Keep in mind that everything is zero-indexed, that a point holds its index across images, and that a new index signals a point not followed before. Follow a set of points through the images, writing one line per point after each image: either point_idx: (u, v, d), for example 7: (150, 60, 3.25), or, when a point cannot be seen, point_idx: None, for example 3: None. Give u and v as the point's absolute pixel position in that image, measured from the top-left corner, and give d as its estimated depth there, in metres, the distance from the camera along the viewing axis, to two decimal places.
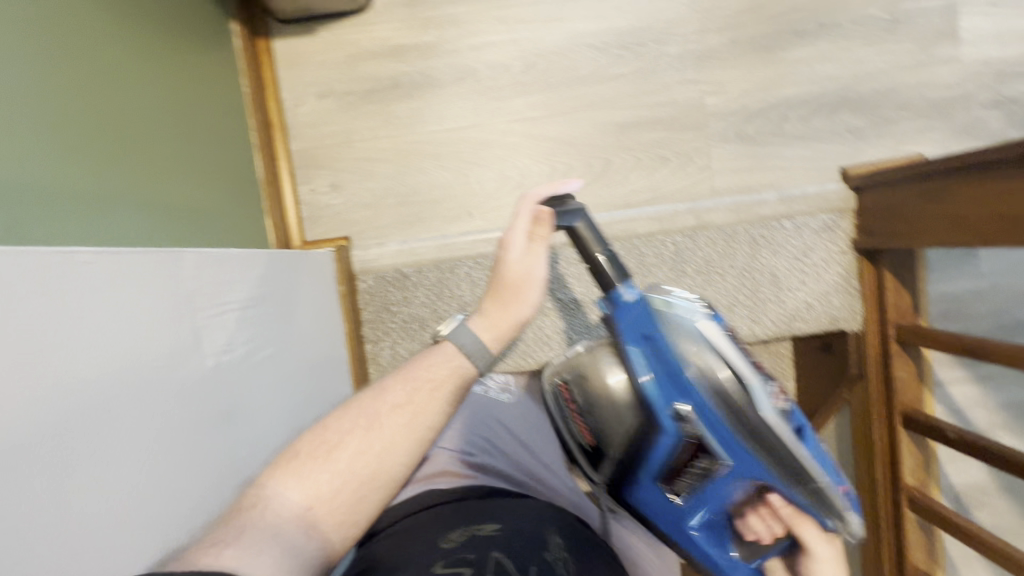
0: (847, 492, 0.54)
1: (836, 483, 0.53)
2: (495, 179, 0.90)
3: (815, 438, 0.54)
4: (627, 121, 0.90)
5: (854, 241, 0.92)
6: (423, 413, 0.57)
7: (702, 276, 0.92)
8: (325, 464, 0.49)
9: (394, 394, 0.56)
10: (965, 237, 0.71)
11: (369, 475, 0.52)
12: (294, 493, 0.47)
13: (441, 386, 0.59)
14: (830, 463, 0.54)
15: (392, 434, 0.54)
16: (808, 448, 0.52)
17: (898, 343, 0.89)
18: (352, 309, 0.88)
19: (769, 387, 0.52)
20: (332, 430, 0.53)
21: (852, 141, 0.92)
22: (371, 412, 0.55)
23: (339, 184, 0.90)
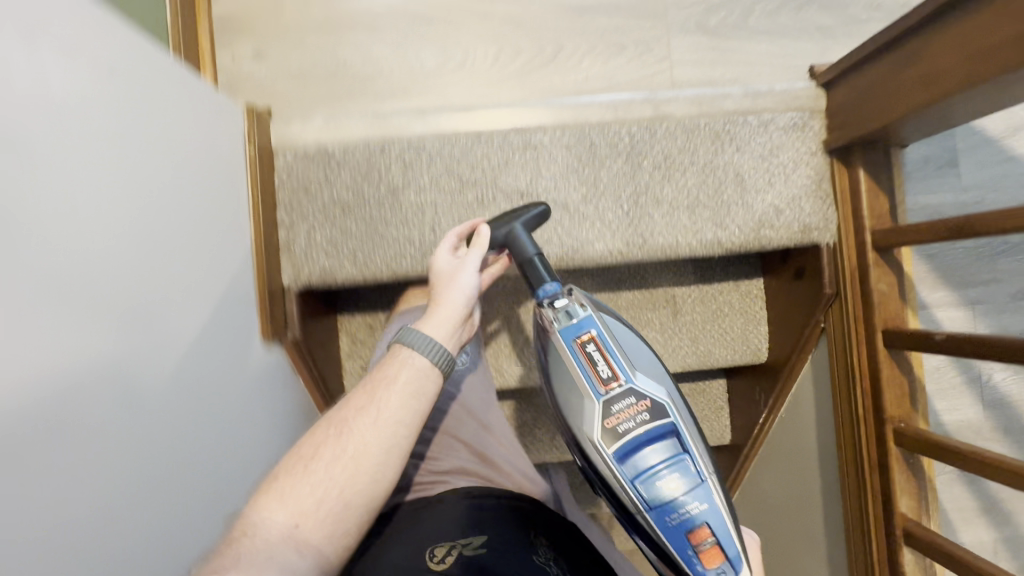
0: (672, 528, 0.60)
1: (657, 518, 0.61)
2: (436, 58, 0.83)
3: (653, 468, 0.62)
4: (581, 5, 0.84)
5: (824, 143, 0.85)
6: (389, 413, 0.56)
7: (660, 173, 0.83)
8: (302, 482, 0.50)
9: (361, 401, 0.56)
10: (932, 95, 0.65)
11: (350, 484, 0.52)
12: (280, 515, 0.49)
13: (407, 392, 0.58)
14: (664, 496, 0.61)
15: (367, 441, 0.54)
16: (632, 480, 0.61)
17: (876, 250, 0.81)
18: (264, 182, 0.77)
19: (609, 408, 0.63)
20: (306, 445, 0.54)
21: (820, 39, 0.86)
22: (338, 422, 0.55)
23: (264, 53, 0.82)
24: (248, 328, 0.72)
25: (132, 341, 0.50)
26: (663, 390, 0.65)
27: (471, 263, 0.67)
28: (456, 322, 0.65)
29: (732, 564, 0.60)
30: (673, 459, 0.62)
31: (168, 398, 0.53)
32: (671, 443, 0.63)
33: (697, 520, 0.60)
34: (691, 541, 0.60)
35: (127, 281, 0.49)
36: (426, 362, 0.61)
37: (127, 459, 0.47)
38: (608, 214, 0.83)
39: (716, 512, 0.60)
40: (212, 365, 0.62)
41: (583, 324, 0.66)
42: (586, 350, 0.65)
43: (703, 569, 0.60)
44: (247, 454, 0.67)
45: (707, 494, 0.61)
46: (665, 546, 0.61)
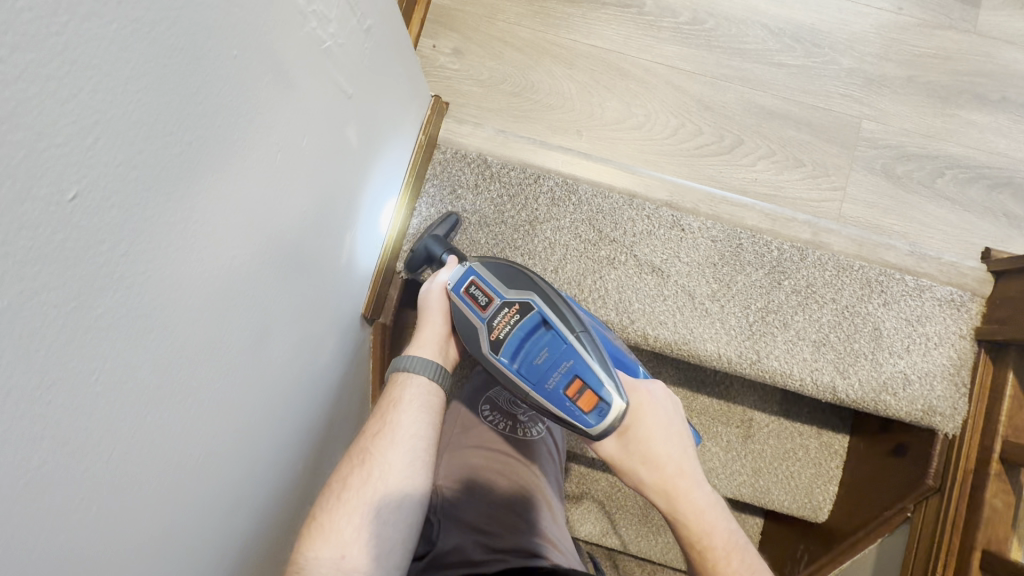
0: (553, 393, 0.61)
1: (540, 391, 0.62)
2: (618, 111, 0.84)
3: (529, 352, 0.62)
4: (773, 110, 0.84)
5: (978, 330, 0.79)
6: (402, 430, 0.60)
7: (798, 298, 0.79)
8: (338, 510, 0.54)
9: (378, 422, 0.61)
10: None
11: (381, 498, 0.56)
12: (326, 551, 0.52)
13: (415, 404, 0.62)
14: (539, 370, 0.61)
15: (386, 459, 0.58)
16: (520, 374, 0.62)
17: (1001, 461, 0.74)
18: (421, 170, 0.78)
19: (489, 323, 0.64)
20: (336, 480, 0.57)
21: (1004, 225, 0.82)
22: (359, 448, 0.59)
23: (462, 52, 0.85)
24: (356, 299, 0.72)
25: (278, 286, 0.49)
26: (529, 286, 0.64)
27: (443, 291, 0.68)
28: (442, 336, 0.68)
29: (610, 402, 0.60)
30: (545, 341, 0.62)
31: (278, 350, 0.52)
32: (543, 330, 0.62)
33: (569, 374, 0.60)
34: (570, 397, 0.60)
35: (300, 229, 0.50)
36: (426, 379, 0.65)
37: (245, 406, 0.47)
38: (731, 319, 0.79)
39: (585, 363, 0.61)
40: (317, 327, 0.61)
41: (463, 274, 0.67)
42: (468, 291, 0.66)
43: (585, 419, 0.60)
44: (315, 422, 0.65)
45: (573, 351, 0.61)
46: (559, 417, 0.62)
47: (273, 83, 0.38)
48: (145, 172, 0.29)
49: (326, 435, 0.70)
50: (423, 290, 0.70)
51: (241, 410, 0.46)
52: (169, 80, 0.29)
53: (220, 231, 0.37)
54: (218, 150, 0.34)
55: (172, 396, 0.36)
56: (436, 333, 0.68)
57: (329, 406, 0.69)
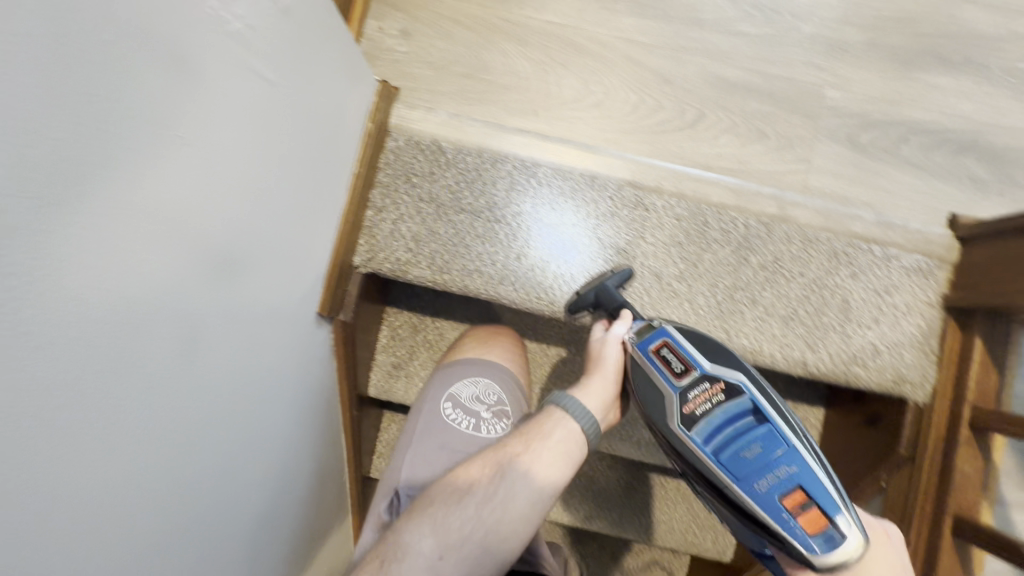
0: (764, 497, 0.57)
1: (746, 489, 0.58)
2: (576, 89, 0.81)
3: (732, 439, 0.60)
4: (734, 81, 0.82)
5: (945, 296, 0.78)
6: (541, 466, 0.58)
7: (765, 274, 0.78)
8: (454, 514, 0.55)
9: (519, 442, 0.60)
10: None
11: (495, 525, 0.55)
12: (428, 540, 0.54)
13: (565, 450, 0.59)
14: (748, 467, 0.58)
15: (513, 484, 0.57)
16: (720, 462, 0.59)
17: (969, 427, 0.74)
18: (372, 159, 0.75)
19: (682, 395, 0.62)
20: (462, 478, 0.58)
21: (970, 189, 0.81)
22: (493, 465, 0.58)
23: (410, 34, 0.81)
24: (308, 298, 0.69)
25: (208, 290, 0.46)
26: (739, 371, 0.63)
27: (618, 343, 0.67)
28: (612, 393, 0.66)
29: (842, 533, 0.54)
30: (759, 435, 0.59)
31: (218, 359, 0.49)
32: (754, 421, 0.60)
33: (789, 482, 0.57)
34: (787, 508, 0.56)
35: (230, 230, 0.48)
36: (579, 424, 0.62)
37: (182, 420, 0.45)
38: (699, 298, 0.77)
39: (809, 472, 0.57)
40: (264, 329, 0.58)
41: (655, 333, 0.66)
42: (659, 354, 0.65)
43: (805, 536, 0.54)
44: (271, 426, 0.63)
45: (800, 458, 0.58)
46: (761, 521, 0.57)
47: (167, 70, 0.35)
48: (8, 181, 0.26)
49: (287, 439, 0.68)
50: (596, 337, 0.70)
51: (174, 425, 0.44)
52: (18, 72, 0.25)
53: (122, 237, 0.34)
54: (102, 146, 0.31)
55: (84, 421, 0.33)
56: (600, 381, 0.66)
57: (288, 409, 0.67)
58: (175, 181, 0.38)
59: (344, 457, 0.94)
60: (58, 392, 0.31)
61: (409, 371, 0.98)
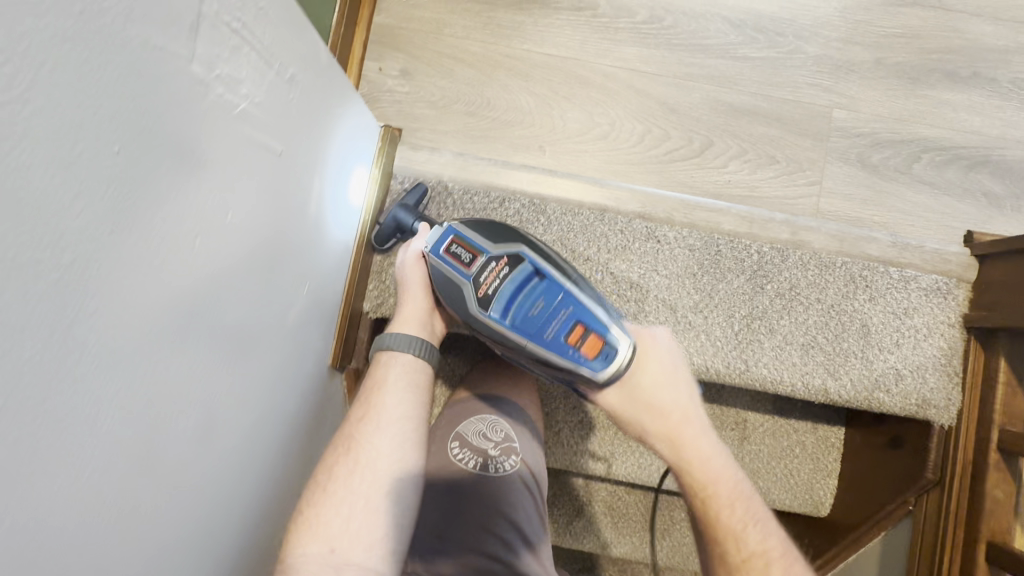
0: (552, 342, 0.61)
1: (537, 342, 0.61)
2: (581, 121, 0.80)
3: (523, 304, 0.62)
4: (741, 107, 0.80)
5: (966, 316, 0.77)
6: (388, 420, 0.59)
7: (782, 301, 0.77)
8: (331, 497, 0.55)
9: (368, 409, 0.60)
10: None
11: (371, 491, 0.56)
12: (314, 546, 0.52)
13: (411, 386, 0.62)
14: (536, 321, 0.61)
15: (372, 447, 0.58)
16: (516, 328, 0.61)
17: (999, 450, 0.72)
18: (379, 205, 0.74)
19: (475, 281, 0.63)
20: (325, 468, 0.57)
21: (985, 206, 0.80)
22: (347, 435, 0.59)
23: (411, 73, 0.80)
24: (320, 351, 0.67)
25: (222, 371, 0.44)
26: (516, 240, 0.65)
27: (416, 262, 0.68)
28: (425, 310, 0.67)
29: (615, 347, 0.61)
30: (540, 291, 0.62)
31: (235, 436, 0.48)
32: (536, 280, 0.63)
33: (569, 321, 0.61)
34: (571, 344, 0.61)
35: (243, 305, 0.46)
36: (409, 358, 0.64)
37: (201, 508, 0.43)
38: (716, 329, 0.76)
39: (583, 308, 0.62)
40: (277, 394, 0.56)
41: (442, 235, 0.66)
42: (449, 251, 0.65)
43: (590, 362, 0.61)
44: (290, 489, 0.61)
45: (569, 297, 0.62)
46: (559, 367, 0.61)
47: (177, 168, 0.33)
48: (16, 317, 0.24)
49: None
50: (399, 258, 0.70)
51: (192, 517, 0.42)
52: (30, 204, 0.24)
53: (134, 344, 0.33)
54: (112, 260, 0.29)
55: (103, 542, 0.32)
56: (410, 304, 0.67)
57: (306, 468, 0.66)
58: (188, 273, 0.37)
59: None
60: (79, 517, 0.30)
61: None
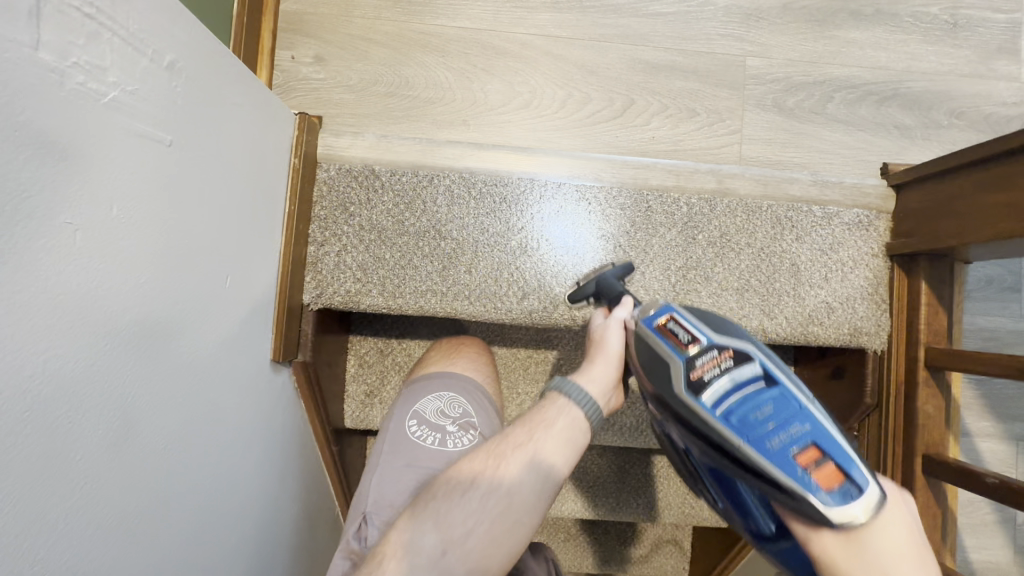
0: (775, 454, 0.47)
1: (752, 448, 0.48)
2: (502, 92, 0.80)
3: (741, 405, 0.51)
4: (658, 63, 0.82)
5: (887, 245, 0.80)
6: (546, 456, 0.52)
7: (714, 249, 0.79)
8: (454, 512, 0.48)
9: (531, 429, 0.54)
10: (1013, 228, 0.60)
11: (501, 522, 0.48)
12: (429, 541, 0.47)
13: (576, 437, 0.55)
14: (756, 428, 0.49)
15: (522, 472, 0.50)
16: (725, 425, 0.50)
17: (926, 368, 0.76)
18: (305, 195, 0.73)
19: (690, 363, 0.55)
20: (464, 469, 0.51)
21: (898, 137, 0.83)
22: (492, 453, 0.52)
23: (325, 59, 0.79)
24: (258, 345, 0.67)
25: (139, 369, 0.44)
26: (745, 338, 0.56)
27: (626, 336, 0.63)
28: (614, 379, 0.61)
29: (864, 488, 0.43)
30: (771, 397, 0.51)
31: (162, 434, 0.48)
32: (766, 387, 0.52)
33: (801, 440, 0.47)
34: (799, 464, 0.46)
35: (155, 302, 0.45)
36: (580, 413, 0.57)
37: (127, 506, 0.43)
38: (654, 283, 0.78)
39: (825, 431, 0.48)
40: (212, 390, 0.56)
41: (661, 308, 0.61)
42: (665, 326, 0.59)
43: (827, 491, 0.43)
44: (240, 483, 0.62)
45: (808, 415, 0.49)
46: (767, 484, 0.47)
47: (39, 161, 0.33)
48: None
49: (261, 492, 0.67)
50: (601, 321, 0.66)
51: (117, 513, 0.42)
52: None
53: (15, 342, 0.32)
54: None
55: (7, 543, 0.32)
56: (608, 373, 0.61)
57: (257, 463, 0.66)
58: (74, 270, 0.36)
59: (332, 494, 0.93)
60: None
61: (384, 397, 0.97)
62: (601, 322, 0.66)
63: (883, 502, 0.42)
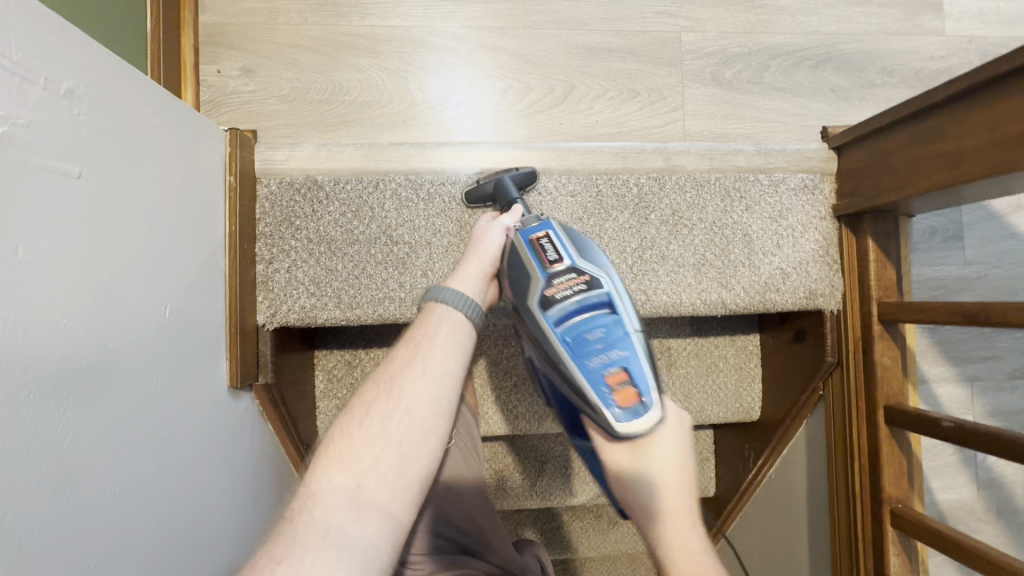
0: (592, 370, 0.59)
1: (579, 364, 0.60)
2: (440, 89, 0.79)
3: (581, 326, 0.61)
4: (594, 46, 0.81)
5: (834, 207, 0.82)
6: (433, 365, 0.55)
7: (667, 227, 0.79)
8: (361, 439, 0.50)
9: (417, 353, 0.56)
10: (946, 178, 0.62)
11: (406, 438, 0.50)
12: (340, 478, 0.47)
13: (457, 346, 0.58)
14: (588, 344, 0.60)
15: (413, 391, 0.53)
16: (564, 338, 0.61)
17: (881, 323, 0.77)
18: (245, 213, 0.71)
19: (550, 280, 0.64)
20: (361, 402, 0.54)
21: (834, 100, 0.85)
22: (387, 375, 0.55)
23: (252, 70, 0.76)
24: (211, 371, 0.65)
25: (76, 413, 0.42)
26: (602, 267, 0.65)
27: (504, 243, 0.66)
28: (484, 279, 0.65)
29: (648, 408, 0.55)
30: (604, 322, 0.61)
31: (114, 477, 0.46)
32: (604, 311, 0.62)
33: (616, 362, 0.59)
34: (607, 382, 0.57)
35: (84, 342, 0.43)
36: (459, 314, 0.61)
37: (80, 556, 0.41)
38: (612, 267, 0.78)
39: (636, 358, 0.59)
40: (165, 423, 0.54)
41: (540, 224, 0.67)
42: (539, 242, 0.66)
43: (615, 406, 0.56)
44: (210, 515, 0.60)
45: (628, 342, 0.60)
46: (584, 394, 0.58)
47: None
48: None
49: (233, 520, 0.65)
50: (485, 222, 0.69)
51: (69, 566, 0.40)
52: None
53: None
54: None
55: None
56: (472, 270, 0.64)
57: (227, 491, 0.64)
58: None
59: None
60: None
61: None
62: (486, 223, 0.70)
63: (662, 419, 0.54)
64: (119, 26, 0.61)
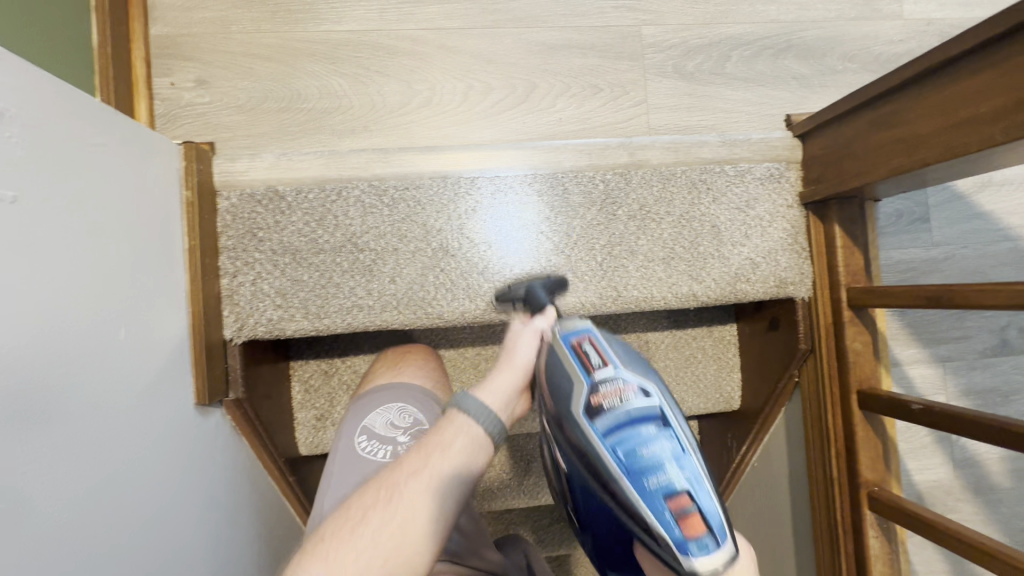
0: (651, 494, 0.46)
1: (635, 487, 0.47)
2: (400, 93, 0.78)
3: (637, 442, 0.48)
4: (555, 43, 0.81)
5: (801, 195, 0.82)
6: (442, 481, 0.49)
7: (635, 223, 0.79)
8: (350, 546, 0.45)
9: (429, 459, 0.49)
10: (904, 163, 0.63)
11: (393, 551, 0.45)
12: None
13: (470, 462, 0.50)
14: (646, 461, 0.48)
15: (413, 502, 0.47)
16: (616, 454, 0.48)
17: (850, 308, 0.78)
18: (206, 227, 0.70)
19: (595, 387, 0.52)
20: (357, 505, 0.48)
21: (797, 87, 0.85)
22: (392, 479, 0.48)
23: (207, 81, 0.75)
24: (176, 390, 0.64)
25: (30, 441, 0.41)
26: (652, 377, 0.53)
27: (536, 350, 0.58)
28: (517, 390, 0.56)
29: (717, 544, 0.44)
30: (663, 439, 0.49)
31: (75, 503, 0.45)
32: (660, 425, 0.50)
33: (680, 486, 0.46)
34: (671, 511, 0.45)
35: (34, 368, 0.42)
36: (477, 428, 0.52)
37: None
38: (581, 265, 0.78)
39: (703, 482, 0.47)
40: (131, 446, 0.53)
41: (579, 328, 0.57)
42: (580, 346, 0.55)
43: (681, 539, 0.44)
44: (185, 536, 0.59)
45: (691, 462, 0.48)
46: (643, 523, 0.46)
47: None
48: None
49: (211, 539, 0.64)
50: (514, 328, 0.61)
51: None
52: None
53: None
54: None
55: None
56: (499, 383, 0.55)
57: (202, 510, 0.63)
58: None
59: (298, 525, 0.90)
60: None
61: (336, 418, 0.95)
62: (517, 327, 0.61)
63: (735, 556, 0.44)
64: (65, 43, 0.60)
